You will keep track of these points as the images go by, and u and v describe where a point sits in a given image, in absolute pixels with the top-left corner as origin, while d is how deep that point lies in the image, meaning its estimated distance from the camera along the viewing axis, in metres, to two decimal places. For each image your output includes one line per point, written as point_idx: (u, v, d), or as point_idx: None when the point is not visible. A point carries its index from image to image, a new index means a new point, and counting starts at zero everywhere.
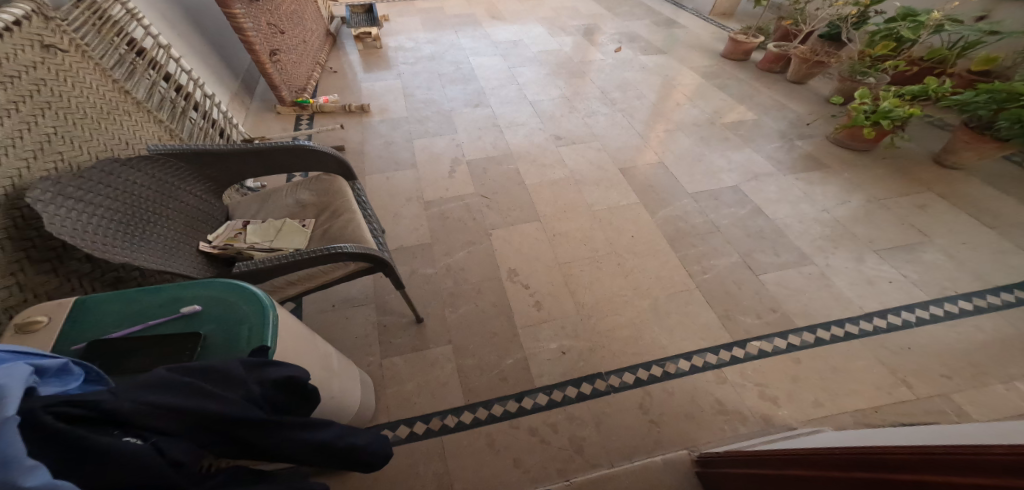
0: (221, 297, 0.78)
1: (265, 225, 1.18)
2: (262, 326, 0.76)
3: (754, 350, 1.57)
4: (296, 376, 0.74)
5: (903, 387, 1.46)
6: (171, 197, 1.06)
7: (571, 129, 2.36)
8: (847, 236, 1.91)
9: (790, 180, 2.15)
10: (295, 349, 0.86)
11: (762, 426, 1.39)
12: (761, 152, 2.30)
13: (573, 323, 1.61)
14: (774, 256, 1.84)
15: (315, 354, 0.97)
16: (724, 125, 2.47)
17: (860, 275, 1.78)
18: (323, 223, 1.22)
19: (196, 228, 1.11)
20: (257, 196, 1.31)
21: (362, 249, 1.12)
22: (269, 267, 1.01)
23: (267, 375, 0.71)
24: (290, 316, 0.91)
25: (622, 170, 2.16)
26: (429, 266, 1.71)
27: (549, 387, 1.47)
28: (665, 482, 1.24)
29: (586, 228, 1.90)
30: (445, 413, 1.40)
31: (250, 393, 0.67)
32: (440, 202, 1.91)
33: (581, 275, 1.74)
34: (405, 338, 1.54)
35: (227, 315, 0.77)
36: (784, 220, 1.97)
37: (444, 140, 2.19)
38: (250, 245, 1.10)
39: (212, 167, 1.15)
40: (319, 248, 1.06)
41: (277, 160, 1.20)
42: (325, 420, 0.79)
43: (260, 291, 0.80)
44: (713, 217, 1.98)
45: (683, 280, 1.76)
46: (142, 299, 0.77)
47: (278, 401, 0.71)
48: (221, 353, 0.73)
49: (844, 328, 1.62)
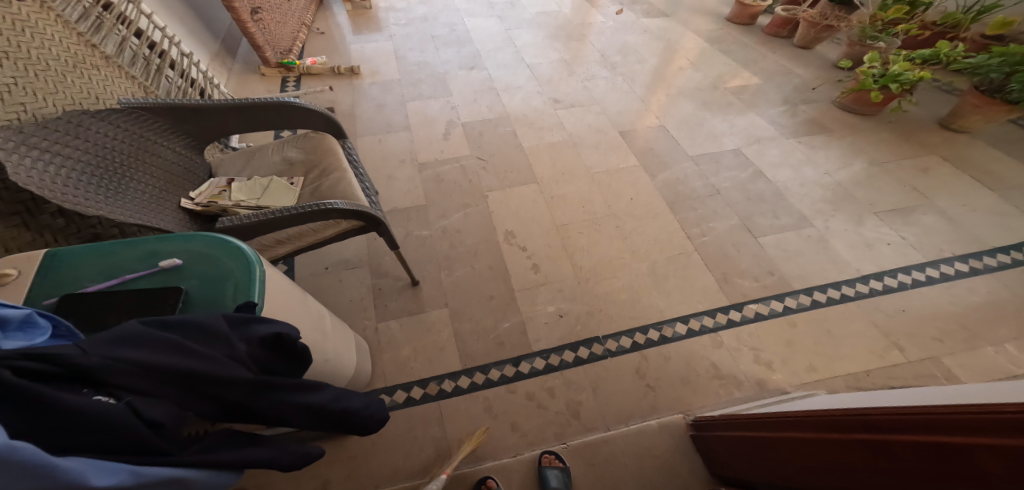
0: (203, 251, 0.74)
1: (251, 183, 1.13)
2: (248, 282, 0.72)
3: (751, 313, 1.55)
4: (288, 335, 0.69)
5: (897, 351, 1.46)
6: (147, 152, 1.01)
7: (570, 93, 2.28)
8: (849, 199, 1.87)
9: (793, 143, 2.09)
10: (286, 306, 0.83)
11: (756, 390, 1.39)
12: (764, 117, 2.23)
13: (570, 287, 1.59)
14: (774, 219, 1.81)
15: (307, 313, 0.94)
16: (727, 90, 2.40)
17: (861, 239, 1.74)
18: (312, 182, 1.18)
19: (177, 185, 1.06)
20: (242, 154, 1.25)
21: (353, 206, 1.08)
22: (256, 223, 0.97)
23: (255, 332, 0.67)
24: (280, 274, 0.87)
25: (622, 134, 2.10)
26: (424, 228, 1.67)
27: (546, 351, 1.45)
28: (661, 447, 1.27)
29: (584, 192, 1.85)
30: (441, 378, 1.39)
31: (236, 353, 0.64)
32: (435, 165, 1.85)
33: (578, 238, 1.71)
34: (400, 302, 1.51)
35: (210, 270, 0.73)
36: (786, 183, 1.93)
37: (437, 102, 2.11)
38: (236, 202, 1.05)
39: (190, 122, 1.09)
40: (308, 204, 1.02)
41: (261, 117, 1.14)
42: (318, 381, 0.77)
43: (245, 245, 0.76)
44: (713, 181, 1.93)
45: (683, 244, 1.72)
46: (118, 253, 0.73)
47: (266, 361, 0.68)
48: (205, 309, 0.70)
49: (842, 291, 1.60)
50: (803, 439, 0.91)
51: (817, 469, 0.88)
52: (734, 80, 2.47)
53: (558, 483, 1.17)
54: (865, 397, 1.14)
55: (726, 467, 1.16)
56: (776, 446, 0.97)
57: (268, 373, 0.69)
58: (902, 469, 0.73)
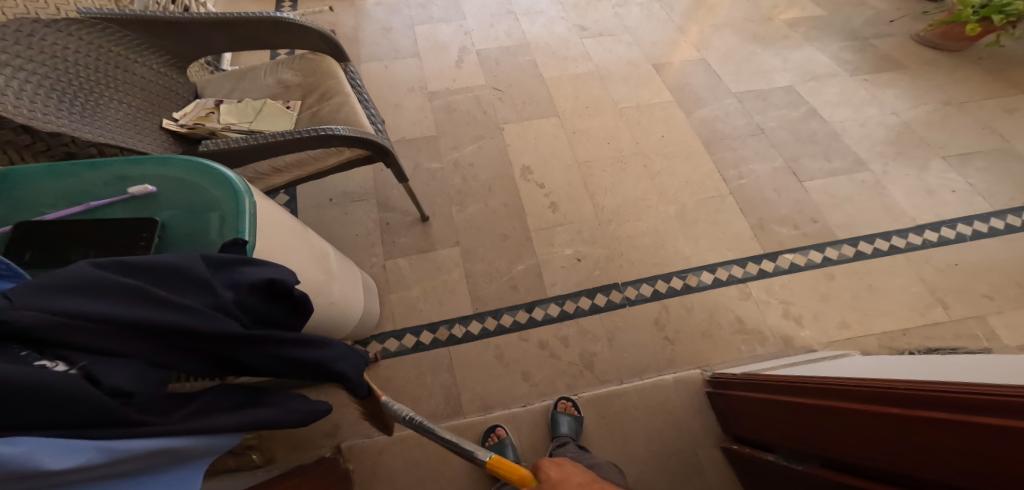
0: (182, 178, 0.64)
1: (242, 105, 1.01)
2: (237, 215, 0.62)
3: (786, 264, 1.43)
4: (283, 281, 0.57)
5: (940, 308, 1.34)
6: (121, 69, 0.90)
7: (599, 20, 2.03)
8: (914, 141, 1.68)
9: (857, 81, 1.87)
10: (282, 243, 0.73)
11: (780, 347, 1.31)
12: (825, 52, 1.98)
13: (591, 228, 1.47)
14: (824, 161, 1.64)
15: (309, 249, 0.85)
16: (782, 22, 2.10)
17: (921, 185, 1.58)
18: (311, 106, 1.06)
19: (158, 105, 0.96)
20: (231, 74, 1.12)
21: (357, 132, 0.96)
22: (248, 148, 0.86)
23: (243, 276, 0.55)
24: (276, 207, 0.77)
25: (656, 66, 1.89)
26: (435, 161, 1.54)
27: (562, 297, 1.37)
28: (675, 403, 1.23)
29: (610, 127, 1.69)
30: (452, 322, 1.34)
31: (220, 301, 0.52)
32: (446, 93, 1.70)
33: (601, 177, 1.57)
34: (410, 238, 1.41)
35: (192, 200, 0.63)
36: (843, 123, 1.74)
37: (450, 27, 1.90)
38: (226, 125, 0.95)
39: (167, 37, 0.96)
40: (307, 129, 0.91)
41: (251, 34, 1.01)
42: (325, 336, 0.64)
43: (231, 173, 0.65)
44: (758, 119, 1.75)
45: (716, 186, 1.58)
46: (82, 176, 0.64)
47: (261, 313, 0.57)
48: (189, 246, 0.61)
49: (890, 242, 1.47)
50: (845, 408, 0.79)
51: (858, 445, 0.77)
52: (788, 6, 2.17)
53: (569, 429, 1.15)
54: (902, 361, 1.05)
55: (742, 426, 1.10)
56: (814, 413, 0.86)
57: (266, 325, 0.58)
58: (963, 455, 0.60)
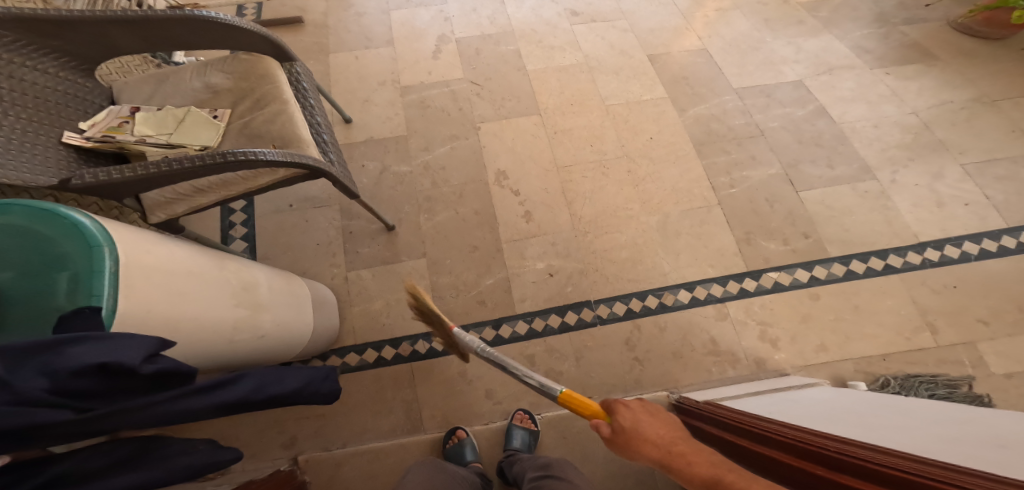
0: (27, 229, 0.57)
1: (161, 113, 0.97)
2: (92, 273, 0.56)
3: (768, 283, 1.33)
4: (120, 360, 0.50)
5: (927, 333, 1.26)
6: (5, 74, 0.82)
7: (594, 1, 1.81)
8: (931, 145, 1.48)
9: (877, 74, 1.63)
10: (176, 290, 0.68)
11: (752, 370, 1.25)
12: (845, 41, 1.71)
13: (565, 240, 1.39)
14: (825, 168, 1.46)
15: (220, 289, 0.78)
16: (799, 4, 1.81)
17: (931, 196, 1.41)
18: (241, 115, 1.02)
19: (58, 114, 0.90)
20: (153, 75, 1.06)
21: (288, 155, 0.88)
22: (151, 175, 0.78)
23: (63, 362, 0.48)
24: (181, 252, 0.73)
25: (651, 58, 1.68)
26: (404, 164, 1.46)
27: (530, 314, 1.32)
28: None
29: (594, 126, 1.55)
30: (416, 338, 1.30)
31: (26, 396, 0.45)
32: (419, 88, 1.59)
33: (581, 182, 1.46)
34: (374, 248, 1.35)
35: (36, 257, 0.57)
36: (854, 124, 1.53)
37: (429, 11, 1.77)
38: (141, 139, 0.93)
39: (62, 38, 0.88)
40: (225, 152, 0.83)
41: (170, 35, 0.95)
42: (235, 372, 0.66)
43: (87, 220, 0.59)
44: (759, 118, 1.55)
45: (704, 195, 1.43)
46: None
47: (94, 391, 0.50)
48: (33, 309, 0.55)
49: (885, 260, 1.34)
50: (777, 458, 0.73)
51: None
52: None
53: (522, 443, 1.14)
54: (864, 404, 0.99)
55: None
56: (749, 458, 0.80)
57: (107, 397, 0.52)
58: None
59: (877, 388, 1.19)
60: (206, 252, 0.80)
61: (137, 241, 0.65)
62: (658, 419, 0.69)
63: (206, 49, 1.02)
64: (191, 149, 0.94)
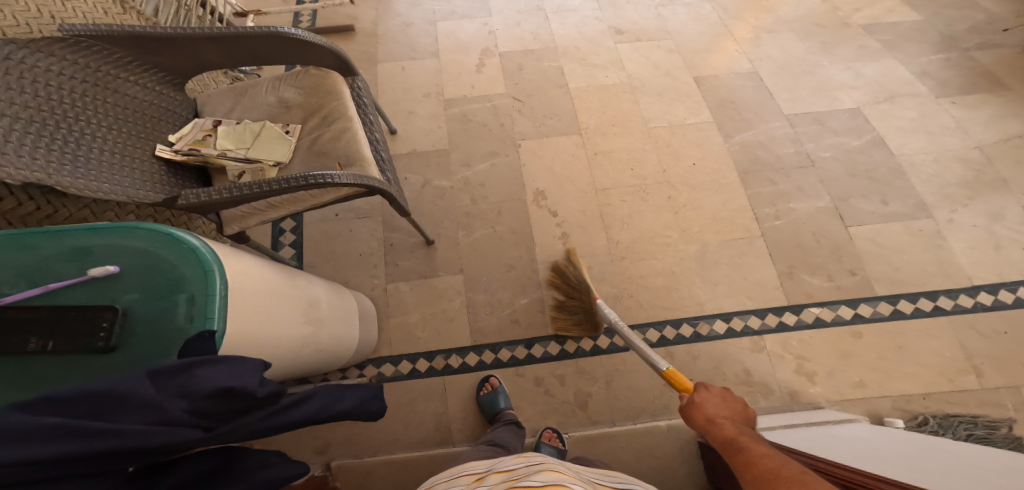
0: (149, 252, 0.59)
1: (240, 127, 1.01)
2: (206, 297, 0.58)
3: (809, 318, 1.30)
4: (241, 384, 0.53)
5: (972, 376, 1.21)
6: (109, 90, 0.89)
7: (638, 20, 1.80)
8: (994, 181, 1.42)
9: (944, 104, 1.56)
10: (266, 312, 0.69)
11: (785, 402, 1.22)
12: (909, 66, 1.65)
13: (601, 264, 1.38)
14: (878, 204, 1.42)
15: (294, 306, 0.80)
16: (859, 27, 1.76)
17: (989, 237, 1.35)
18: (311, 131, 1.04)
19: (152, 128, 0.95)
20: (232, 88, 1.10)
21: (358, 179, 0.90)
22: (243, 196, 0.82)
23: (197, 384, 0.50)
24: (268, 272, 0.74)
25: (697, 79, 1.66)
26: (444, 179, 1.48)
27: (561, 336, 1.32)
28: (665, 450, 1.17)
29: (636, 149, 1.53)
30: (449, 352, 1.31)
31: (170, 416, 0.48)
32: (462, 101, 1.61)
33: (619, 206, 1.45)
34: (412, 262, 1.37)
35: (157, 279, 0.58)
36: (913, 156, 1.48)
37: (473, 24, 1.78)
38: (223, 153, 0.96)
39: (160, 54, 0.94)
40: (302, 175, 0.85)
41: (246, 49, 0.99)
42: (305, 390, 0.65)
43: (199, 243, 0.60)
44: (810, 147, 1.52)
45: (746, 226, 1.41)
46: (41, 246, 0.59)
47: (217, 411, 0.52)
48: (151, 330, 0.56)
49: (935, 302, 1.29)
50: None
51: None
52: (864, 4, 1.82)
53: None
54: (914, 448, 0.95)
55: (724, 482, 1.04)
56: None
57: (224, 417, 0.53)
58: None
59: (916, 426, 1.15)
60: (279, 265, 0.82)
61: (234, 259, 0.66)
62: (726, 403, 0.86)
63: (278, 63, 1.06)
64: (266, 165, 0.97)
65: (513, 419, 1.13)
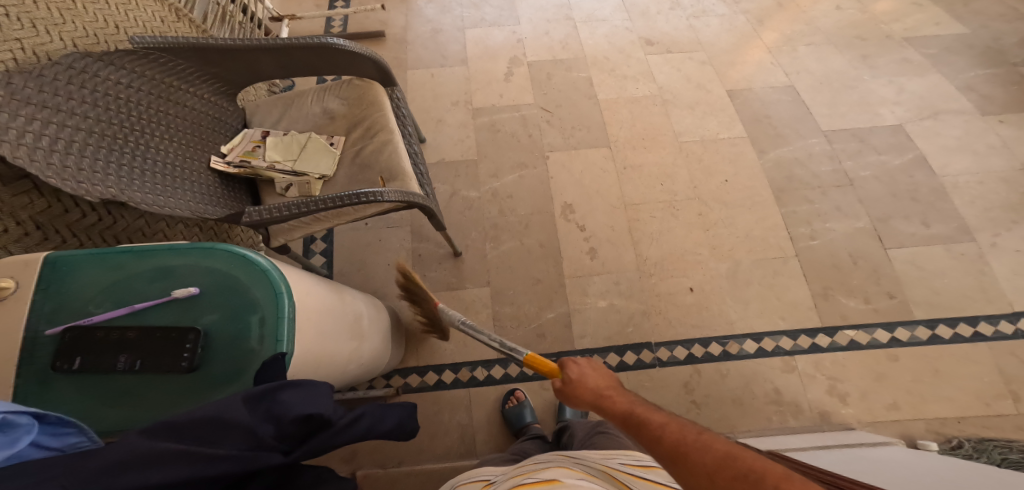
0: (225, 274, 0.59)
1: (287, 139, 1.01)
2: (276, 320, 0.57)
3: (843, 340, 1.27)
4: (321, 410, 0.53)
5: (1010, 401, 1.18)
6: (170, 101, 0.90)
7: (669, 31, 1.78)
8: None
9: (990, 123, 1.52)
10: (323, 331, 0.70)
11: (816, 422, 1.19)
12: (954, 82, 1.61)
13: (630, 280, 1.37)
14: (920, 226, 1.39)
15: (343, 323, 0.80)
16: (902, 40, 1.72)
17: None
18: (354, 143, 1.04)
19: (207, 139, 0.96)
20: (279, 98, 1.11)
21: (403, 196, 0.90)
22: (297, 214, 0.83)
23: (284, 410, 0.50)
24: (323, 291, 0.75)
25: (731, 92, 1.64)
26: (473, 189, 1.48)
27: (589, 350, 1.30)
28: None
29: (667, 164, 1.52)
30: (475, 365, 1.31)
31: (261, 440, 0.48)
32: (491, 110, 1.61)
33: (649, 222, 1.44)
34: (440, 272, 1.38)
35: (233, 301, 0.58)
36: (955, 177, 1.45)
37: (503, 32, 1.78)
38: (271, 165, 0.97)
39: (217, 65, 0.95)
40: (353, 192, 0.85)
41: (296, 60, 1.00)
42: (358, 408, 0.62)
43: (269, 265, 0.60)
44: (847, 165, 1.49)
45: (781, 245, 1.39)
46: (124, 265, 0.59)
47: (298, 436, 0.53)
48: (229, 353, 0.56)
49: (975, 328, 1.26)
50: None
51: None
52: (903, 15, 1.78)
53: None
54: (952, 471, 0.92)
55: None
56: None
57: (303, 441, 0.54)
58: None
59: (949, 449, 1.12)
60: (326, 281, 0.82)
61: (295, 281, 0.65)
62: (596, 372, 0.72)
63: (324, 75, 1.07)
64: (312, 178, 0.98)
65: (539, 433, 1.11)
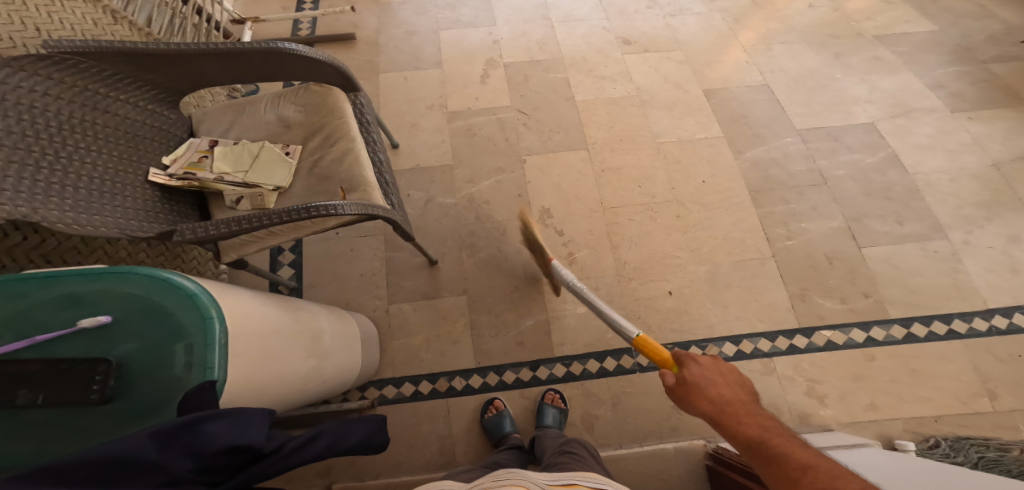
0: (145, 299, 0.56)
1: (237, 148, 0.98)
2: (206, 346, 0.54)
3: (821, 341, 1.27)
4: (249, 441, 0.50)
5: (986, 399, 1.18)
6: (99, 110, 0.86)
7: (646, 30, 1.76)
8: (1009, 201, 1.38)
9: (959, 120, 1.53)
10: (269, 353, 0.67)
11: (797, 425, 1.19)
12: (923, 80, 1.61)
13: (609, 285, 1.35)
14: (894, 224, 1.39)
15: (298, 341, 0.77)
16: (873, 38, 1.72)
17: (1006, 260, 1.32)
18: (312, 152, 1.01)
19: (144, 150, 0.93)
20: (231, 105, 1.07)
21: (361, 207, 0.87)
22: (242, 230, 0.80)
23: (204, 443, 0.48)
24: (271, 310, 0.72)
25: (707, 92, 1.63)
26: (449, 195, 1.45)
27: (569, 357, 1.29)
28: (673, 473, 1.13)
29: (645, 166, 1.50)
30: (453, 374, 1.28)
31: (176, 476, 0.45)
32: (467, 114, 1.58)
33: (628, 225, 1.42)
34: (416, 281, 1.35)
35: (154, 328, 0.55)
36: (927, 175, 1.45)
37: (479, 33, 1.75)
38: (218, 177, 0.93)
39: (153, 71, 0.91)
40: (305, 206, 0.82)
41: (246, 65, 0.96)
42: (311, 428, 0.60)
43: (197, 288, 0.57)
44: (821, 164, 1.49)
45: (758, 246, 1.38)
46: (30, 293, 0.56)
47: (224, 468, 0.50)
48: (150, 383, 0.53)
49: (949, 325, 1.26)
50: None
51: None
52: (874, 13, 1.78)
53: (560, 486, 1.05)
54: (924, 474, 0.90)
55: None
56: None
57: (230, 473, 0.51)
58: None
59: (927, 449, 1.12)
60: (276, 298, 0.79)
61: (234, 302, 0.62)
62: (725, 380, 0.73)
63: (279, 80, 1.03)
64: (266, 190, 0.95)
65: (517, 443, 1.09)
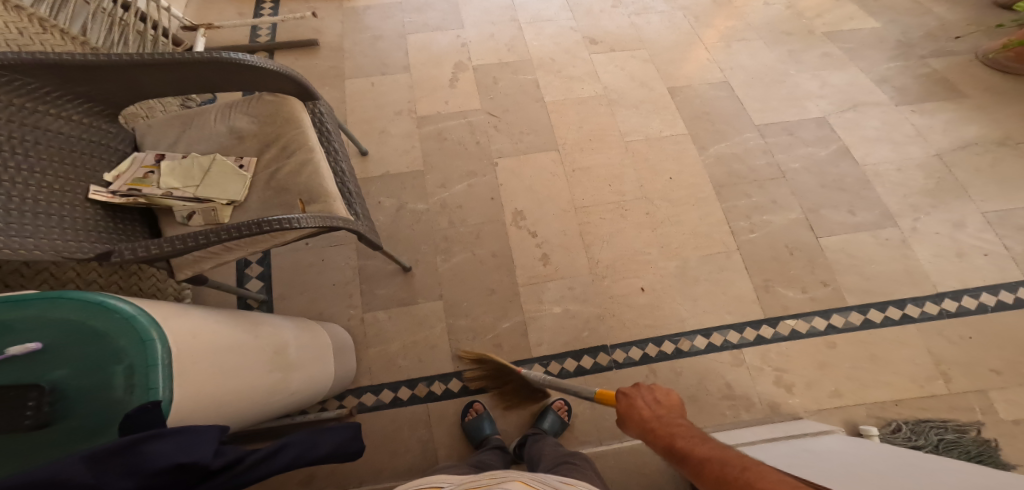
0: (76, 323, 0.54)
1: (186, 162, 0.96)
2: (148, 367, 0.54)
3: (785, 330, 1.32)
4: (195, 457, 0.51)
5: (941, 382, 1.24)
6: (32, 127, 0.83)
7: (611, 30, 1.78)
8: (953, 190, 1.45)
9: (904, 113, 1.59)
10: (226, 370, 0.67)
11: (766, 414, 1.23)
12: (872, 75, 1.68)
13: (583, 284, 1.37)
14: (848, 214, 1.45)
15: (258, 355, 0.77)
16: (823, 35, 1.78)
17: (953, 246, 1.39)
18: (267, 164, 1.00)
19: (82, 164, 0.90)
20: (177, 117, 1.05)
21: (321, 219, 0.86)
22: (192, 246, 0.79)
23: (147, 462, 0.48)
24: (227, 328, 0.71)
25: (672, 90, 1.66)
26: (420, 201, 1.45)
27: (547, 357, 1.29)
28: (653, 466, 1.16)
29: (615, 165, 1.53)
30: (432, 380, 1.29)
31: None
32: (437, 118, 1.58)
33: (599, 224, 1.45)
34: (391, 288, 1.36)
35: (89, 353, 0.54)
36: (878, 166, 1.51)
37: (447, 35, 1.74)
38: (167, 192, 0.92)
39: (88, 83, 0.88)
40: (261, 219, 0.81)
41: (196, 75, 0.95)
42: (275, 441, 0.61)
43: (133, 309, 0.56)
44: (780, 159, 1.54)
45: (723, 240, 1.43)
46: None
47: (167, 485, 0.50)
48: (91, 406, 0.53)
49: (903, 310, 1.33)
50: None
51: None
52: (823, 11, 1.84)
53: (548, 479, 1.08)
54: (885, 459, 0.94)
55: None
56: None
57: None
58: None
59: (889, 433, 1.18)
60: (232, 314, 0.78)
61: (181, 322, 0.62)
62: (652, 399, 0.89)
63: (230, 90, 1.02)
64: (219, 204, 0.93)
65: (499, 443, 1.11)
